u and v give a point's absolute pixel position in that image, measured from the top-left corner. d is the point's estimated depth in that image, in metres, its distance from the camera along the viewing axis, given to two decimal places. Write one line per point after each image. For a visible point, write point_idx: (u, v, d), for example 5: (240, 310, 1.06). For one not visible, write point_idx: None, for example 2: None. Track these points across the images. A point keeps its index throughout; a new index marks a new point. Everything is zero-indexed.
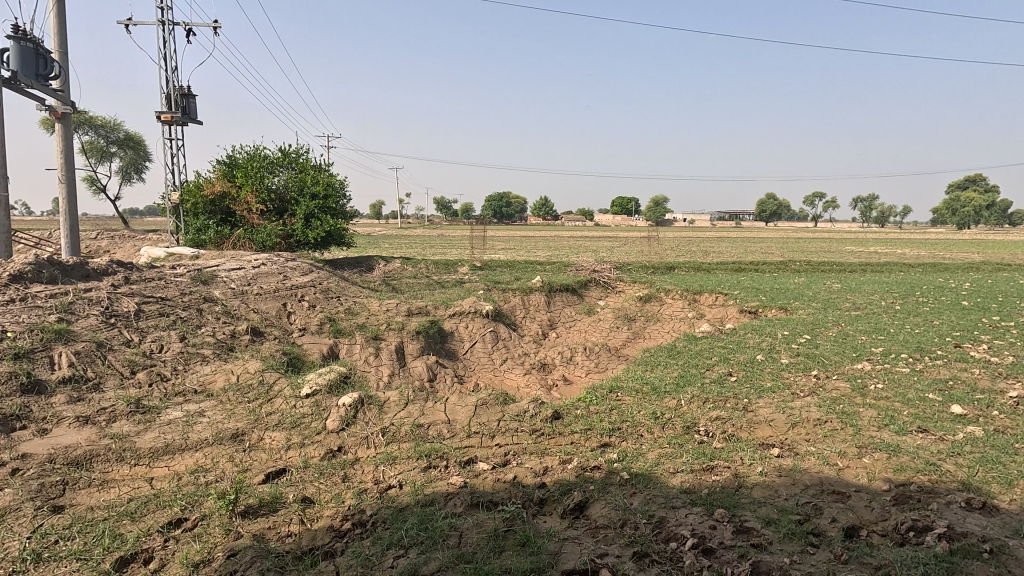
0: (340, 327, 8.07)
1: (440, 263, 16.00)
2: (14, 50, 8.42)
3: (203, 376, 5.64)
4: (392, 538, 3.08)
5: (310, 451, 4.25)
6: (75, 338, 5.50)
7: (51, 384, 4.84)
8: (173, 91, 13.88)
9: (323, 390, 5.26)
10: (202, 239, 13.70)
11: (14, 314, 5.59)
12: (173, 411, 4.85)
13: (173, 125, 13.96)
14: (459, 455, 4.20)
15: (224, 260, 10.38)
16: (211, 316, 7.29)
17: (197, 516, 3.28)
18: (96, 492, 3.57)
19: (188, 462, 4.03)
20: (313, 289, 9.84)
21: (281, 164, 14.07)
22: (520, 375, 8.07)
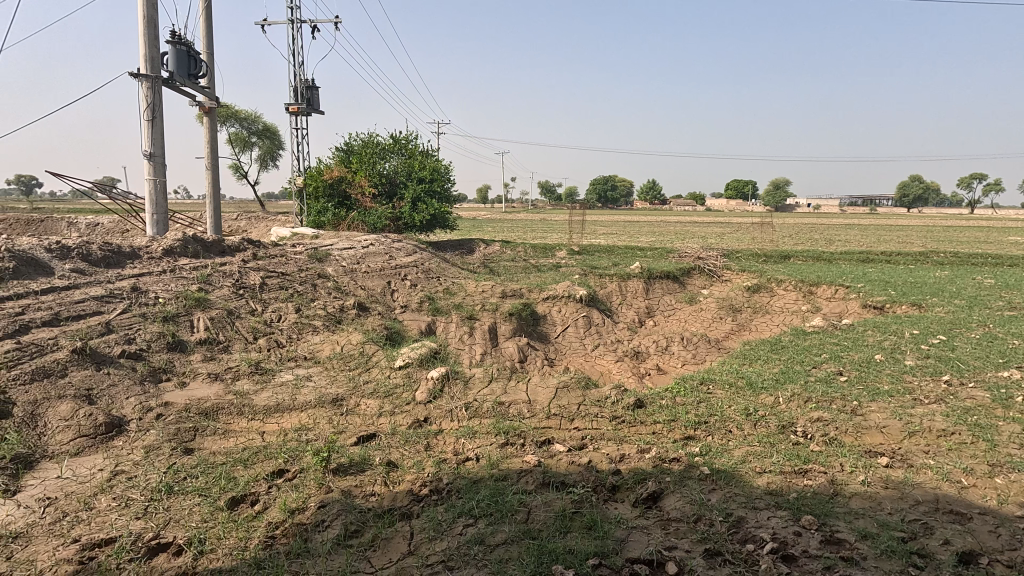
0: (438, 306, 8.45)
1: (540, 247, 16.08)
2: (172, 53, 9.67)
3: (313, 345, 6.20)
4: (463, 507, 3.21)
5: (399, 419, 4.54)
6: (211, 305, 6.28)
7: (191, 343, 5.59)
8: (300, 84, 15.14)
9: (415, 363, 5.57)
10: (322, 221, 14.85)
11: (165, 282, 6.48)
12: (286, 374, 5.40)
13: (300, 116, 15.30)
14: (537, 434, 4.25)
15: (339, 240, 11.25)
16: (324, 291, 7.97)
17: (296, 469, 3.65)
18: (219, 439, 4.10)
19: (294, 420, 4.49)
20: (416, 269, 10.36)
21: (392, 150, 14.95)
22: (612, 361, 7.97)
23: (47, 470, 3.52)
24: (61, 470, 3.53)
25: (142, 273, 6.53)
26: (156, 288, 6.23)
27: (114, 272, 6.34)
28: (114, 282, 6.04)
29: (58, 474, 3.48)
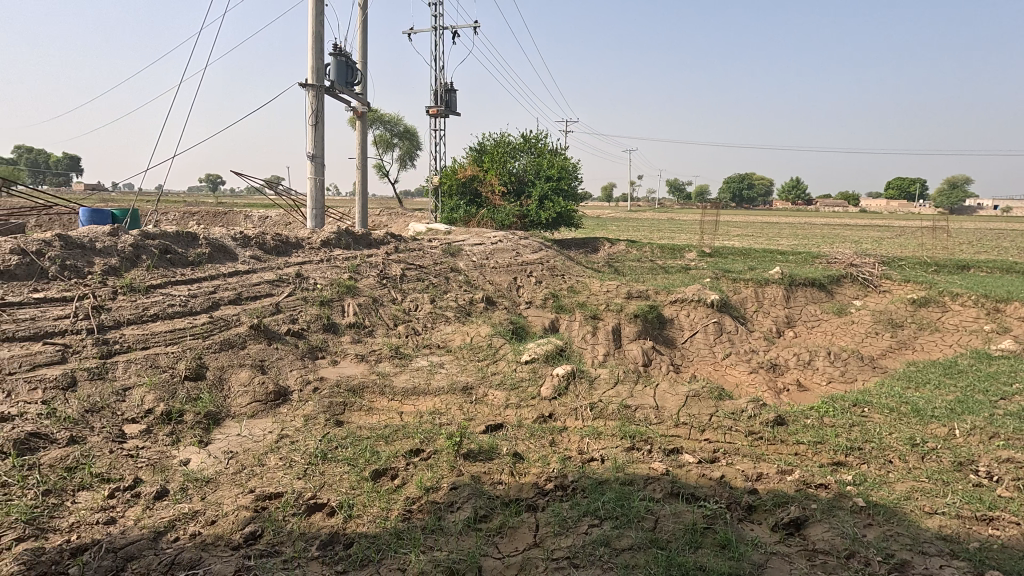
0: (562, 304, 8.50)
1: (668, 247, 15.48)
2: (334, 64, 10.75)
3: (446, 335, 6.57)
4: (589, 506, 3.20)
5: (525, 412, 4.65)
6: (359, 293, 6.91)
7: (342, 326, 6.20)
8: (440, 88, 16.07)
9: (541, 358, 5.65)
10: (455, 217, 15.64)
11: (322, 270, 7.25)
12: (421, 360, 5.78)
13: (439, 118, 16.24)
14: (664, 442, 4.12)
15: (470, 236, 11.76)
16: (456, 284, 8.40)
17: (431, 450, 3.89)
18: (364, 415, 4.51)
19: (429, 404, 4.79)
20: (541, 266, 10.51)
21: (522, 149, 15.30)
22: (745, 372, 7.47)
23: (230, 427, 4.11)
24: (241, 429, 4.09)
25: (304, 260, 7.34)
26: (315, 275, 6.98)
27: (283, 260, 7.17)
28: (283, 268, 6.86)
29: (238, 432, 4.04)
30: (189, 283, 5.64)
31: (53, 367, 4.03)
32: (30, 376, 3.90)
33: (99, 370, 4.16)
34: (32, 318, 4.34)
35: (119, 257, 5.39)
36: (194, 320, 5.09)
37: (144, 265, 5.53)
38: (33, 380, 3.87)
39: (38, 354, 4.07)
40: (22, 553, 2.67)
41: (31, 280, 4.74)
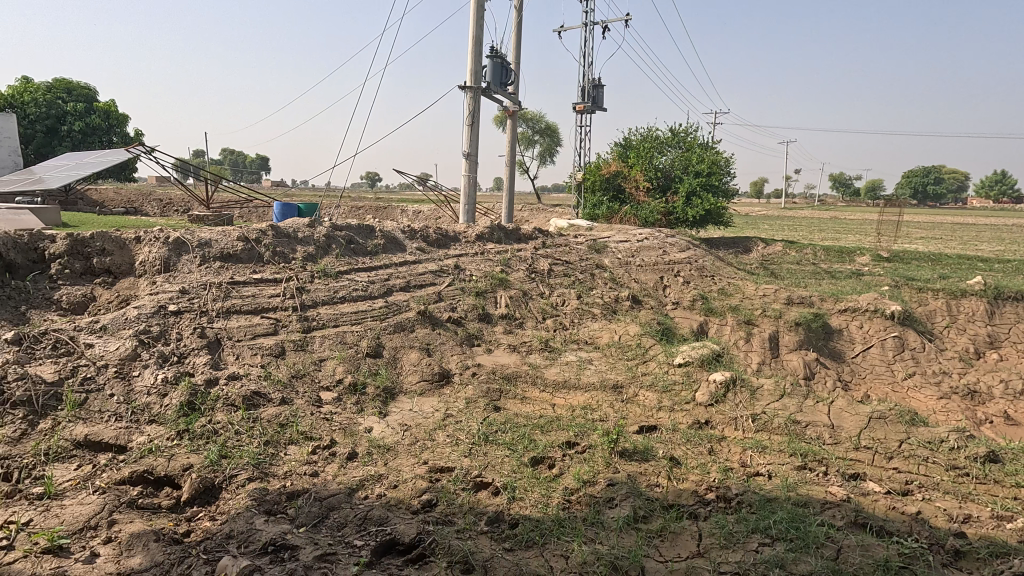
0: (713, 307, 8.07)
1: (833, 249, 13.92)
2: (490, 66, 11.23)
3: (593, 331, 6.59)
4: (758, 523, 3.03)
5: (679, 416, 4.51)
6: (511, 286, 7.20)
7: (495, 316, 6.51)
8: (588, 84, 16.04)
9: (696, 362, 5.42)
10: (597, 213, 15.55)
11: (477, 262, 7.66)
12: (570, 355, 5.87)
13: (585, 114, 16.22)
14: (842, 465, 3.74)
15: (614, 233, 11.61)
16: (601, 281, 8.39)
17: (586, 444, 3.94)
18: (519, 403, 4.71)
19: (580, 398, 4.86)
20: (689, 266, 10.06)
21: (670, 143, 14.73)
22: (932, 397, 6.50)
23: (403, 402, 4.54)
24: (412, 405, 4.50)
25: (462, 253, 7.81)
26: (471, 267, 7.40)
27: (443, 251, 7.68)
28: (443, 259, 7.37)
29: (410, 408, 4.46)
30: (368, 270, 6.31)
31: (268, 337, 4.77)
32: (252, 344, 4.65)
33: (301, 342, 4.83)
34: (253, 294, 5.16)
35: (315, 246, 6.17)
36: (372, 304, 5.69)
37: (333, 253, 6.27)
38: (254, 347, 4.61)
39: (257, 325, 4.84)
40: (253, 491, 3.20)
41: (251, 262, 5.61)
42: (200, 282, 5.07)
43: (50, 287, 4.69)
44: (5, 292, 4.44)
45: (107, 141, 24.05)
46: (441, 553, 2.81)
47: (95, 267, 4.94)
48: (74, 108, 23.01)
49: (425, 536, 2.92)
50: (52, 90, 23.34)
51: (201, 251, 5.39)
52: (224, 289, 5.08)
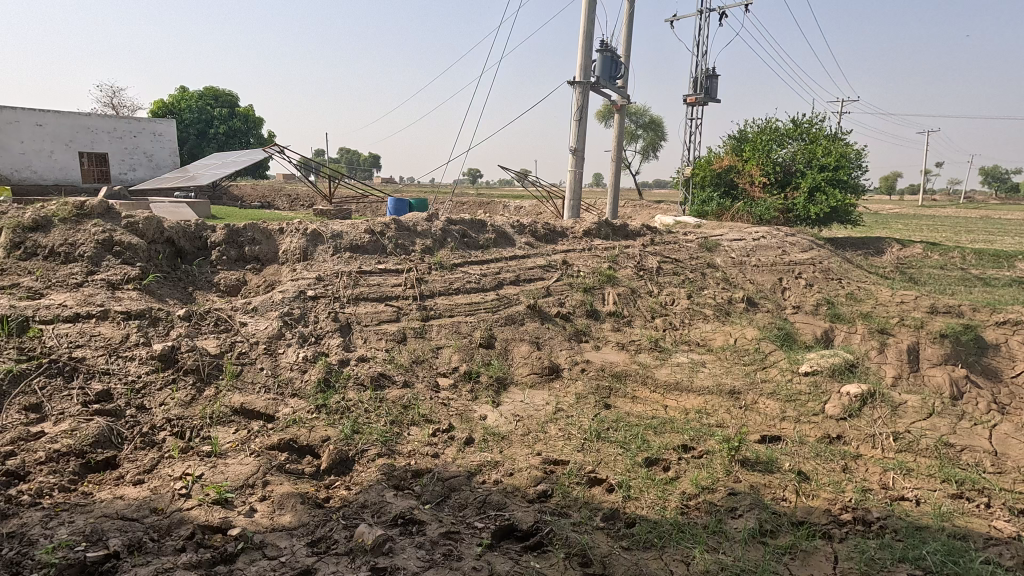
0: (840, 313, 7.43)
1: (987, 252, 12.24)
2: (600, 60, 11.07)
3: (706, 333, 6.32)
4: (906, 553, 2.75)
5: (806, 428, 4.21)
6: (619, 283, 7.10)
7: (603, 313, 6.45)
8: (701, 74, 15.32)
9: (825, 371, 5.01)
10: (705, 210, 14.81)
11: (585, 258, 7.62)
12: (682, 356, 5.67)
13: (697, 106, 15.52)
14: (1008, 499, 3.30)
15: (727, 230, 11.01)
16: (713, 281, 8.02)
17: (703, 449, 3.80)
18: (630, 402, 4.64)
19: (694, 402, 4.69)
20: (812, 267, 9.31)
21: (792, 135, 13.64)
22: None
23: (515, 393, 4.65)
24: (524, 397, 4.60)
25: (569, 248, 7.81)
26: (579, 263, 7.39)
27: (551, 246, 7.73)
28: (551, 255, 7.41)
29: (521, 399, 4.55)
30: (480, 263, 6.52)
31: (391, 324, 5.09)
32: (377, 329, 4.98)
33: (421, 330, 5.11)
34: (377, 283, 5.52)
35: (432, 239, 6.49)
36: (485, 296, 5.88)
37: (448, 246, 6.54)
38: (379, 333, 4.94)
39: (381, 312, 5.17)
40: (382, 466, 3.44)
41: (376, 253, 6.00)
42: (332, 270, 5.51)
43: (211, 271, 5.32)
44: (177, 274, 5.10)
45: (246, 142, 26.79)
46: (559, 543, 2.85)
47: (246, 254, 5.53)
48: (220, 113, 25.88)
49: (542, 525, 2.97)
50: (203, 96, 26.24)
51: (333, 242, 5.85)
52: (353, 277, 5.49)
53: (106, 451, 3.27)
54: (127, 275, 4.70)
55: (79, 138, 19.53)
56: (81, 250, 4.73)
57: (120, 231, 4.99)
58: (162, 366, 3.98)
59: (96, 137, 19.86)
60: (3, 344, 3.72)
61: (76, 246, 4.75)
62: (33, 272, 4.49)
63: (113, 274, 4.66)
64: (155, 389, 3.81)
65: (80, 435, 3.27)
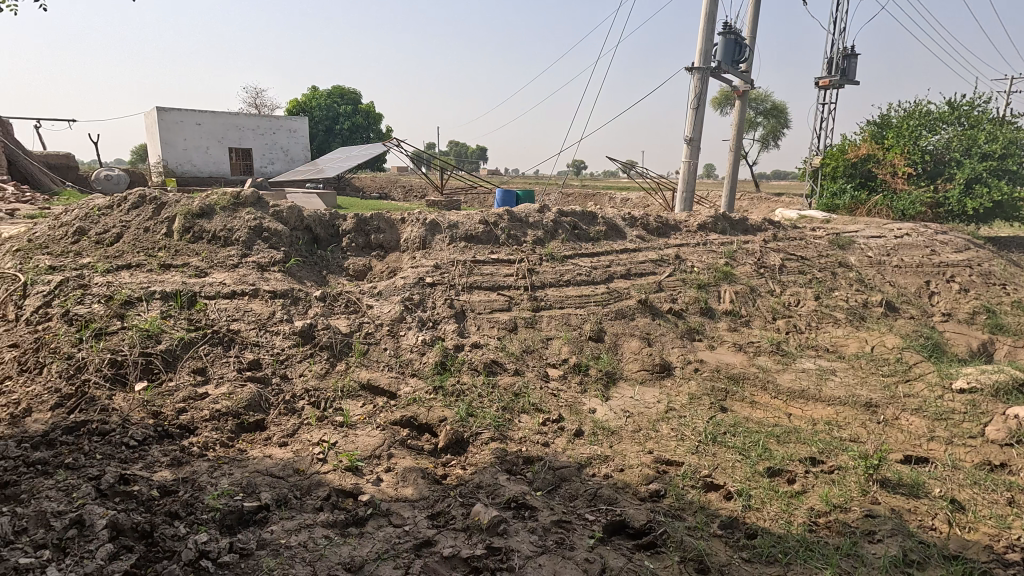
0: (1003, 324, 6.49)
1: None
2: (722, 44, 10.42)
3: (836, 338, 5.81)
4: None
5: (961, 452, 3.73)
6: (736, 280, 6.72)
7: (719, 312, 6.14)
8: (837, 54, 13.93)
9: (985, 390, 4.41)
10: (836, 203, 13.25)
11: (700, 254, 7.29)
12: (808, 362, 5.25)
13: (830, 89, 14.14)
14: None
15: (863, 226, 9.96)
16: (845, 282, 7.33)
17: (835, 463, 3.51)
18: (748, 407, 4.39)
19: (822, 412, 4.33)
20: (969, 270, 8.16)
21: (947, 120, 12.05)
22: None
23: (625, 389, 4.58)
24: (634, 393, 4.52)
25: (683, 242, 7.50)
26: (693, 258, 7.08)
27: (664, 240, 7.47)
28: (664, 249, 7.16)
29: (631, 395, 4.48)
30: (591, 255, 6.47)
31: (503, 313, 5.22)
32: (489, 317, 5.13)
33: (531, 320, 5.19)
34: (490, 273, 5.68)
35: (543, 230, 6.54)
36: (595, 289, 5.83)
37: (559, 237, 6.56)
38: (492, 321, 5.09)
39: (494, 301, 5.32)
40: (495, 449, 3.55)
41: (489, 243, 6.17)
42: (449, 259, 5.74)
43: (342, 256, 5.77)
44: (313, 258, 5.59)
45: (366, 136, 28.64)
46: (673, 545, 2.78)
47: (372, 241, 5.93)
48: (345, 110, 27.89)
49: (655, 525, 2.91)
50: (331, 94, 28.26)
51: (450, 232, 6.09)
52: (468, 266, 5.69)
53: (256, 413, 3.69)
54: (272, 258, 5.23)
55: (230, 136, 22.00)
56: (237, 234, 5.34)
57: (268, 219, 5.56)
58: (301, 341, 4.39)
59: (243, 135, 22.26)
60: (177, 315, 4.31)
61: (233, 231, 5.36)
62: (199, 253, 5.14)
63: (262, 257, 5.21)
64: (295, 362, 4.22)
65: (236, 398, 3.71)
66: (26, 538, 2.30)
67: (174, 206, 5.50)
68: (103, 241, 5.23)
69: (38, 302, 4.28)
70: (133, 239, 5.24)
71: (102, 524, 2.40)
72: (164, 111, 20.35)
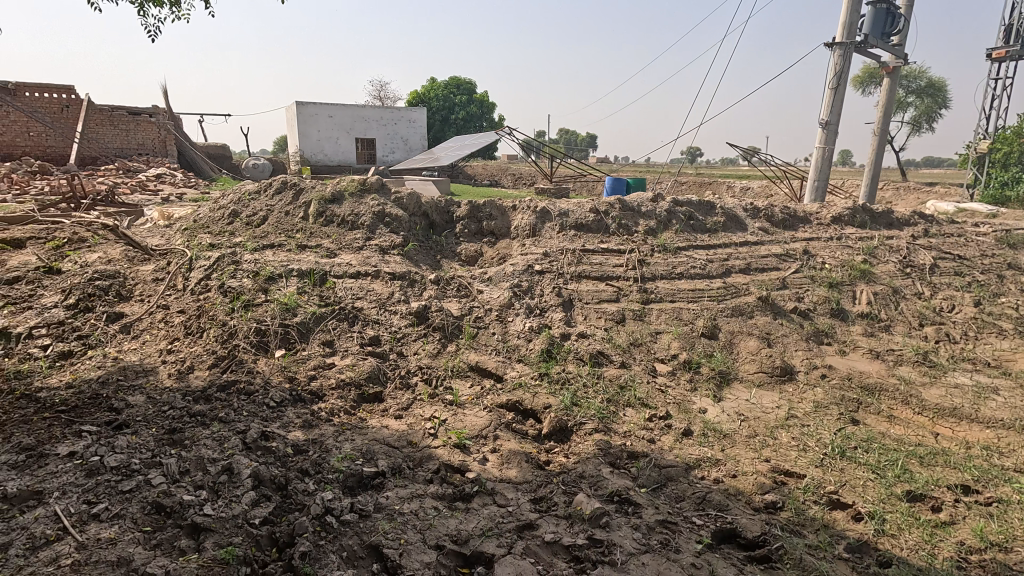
0: None
1: None
2: (870, 14, 9.29)
3: (1000, 352, 5.05)
4: None
5: None
6: (875, 280, 6.05)
7: (852, 314, 5.57)
8: (1018, 20, 11.89)
9: None
10: (1005, 195, 11.44)
11: (832, 249, 6.64)
12: (962, 376, 4.62)
13: (1007, 61, 12.14)
14: None
15: None
16: (1015, 287, 6.34)
17: (994, 496, 3.07)
18: (885, 422, 3.96)
19: (979, 435, 3.80)
20: None
21: None
22: None
23: (739, 391, 4.32)
24: (749, 396, 4.25)
25: (813, 236, 6.87)
26: (824, 254, 6.47)
27: (790, 233, 6.90)
28: (790, 243, 6.61)
29: (747, 398, 4.22)
30: (707, 248, 6.14)
31: (611, 304, 5.13)
32: (597, 308, 5.07)
33: (641, 313, 5.05)
34: (600, 262, 5.60)
35: (657, 220, 6.32)
36: (710, 284, 5.54)
37: (673, 228, 6.30)
38: (599, 311, 5.02)
39: (602, 291, 5.24)
40: (599, 441, 3.52)
41: (599, 232, 6.08)
42: (558, 247, 5.74)
43: (455, 241, 5.99)
44: (429, 243, 5.86)
45: (479, 125, 29.38)
46: (790, 563, 2.59)
47: (484, 228, 6.08)
48: (461, 100, 28.78)
49: (770, 539, 2.73)
50: (448, 84, 29.21)
51: (560, 220, 6.08)
52: (577, 255, 5.65)
53: (375, 386, 3.96)
54: (393, 241, 5.56)
55: (357, 127, 23.65)
56: (362, 219, 5.73)
57: (390, 205, 5.90)
58: (416, 321, 4.64)
59: (368, 126, 23.84)
60: (310, 291, 4.73)
61: (359, 216, 5.76)
62: (330, 236, 5.60)
63: (384, 241, 5.56)
64: (411, 340, 4.47)
65: (358, 370, 4.01)
66: (188, 478, 2.67)
67: (310, 192, 6.02)
68: (252, 223, 5.87)
69: (201, 274, 4.91)
70: (275, 222, 5.82)
71: (247, 473, 2.72)
72: (302, 105, 22.35)
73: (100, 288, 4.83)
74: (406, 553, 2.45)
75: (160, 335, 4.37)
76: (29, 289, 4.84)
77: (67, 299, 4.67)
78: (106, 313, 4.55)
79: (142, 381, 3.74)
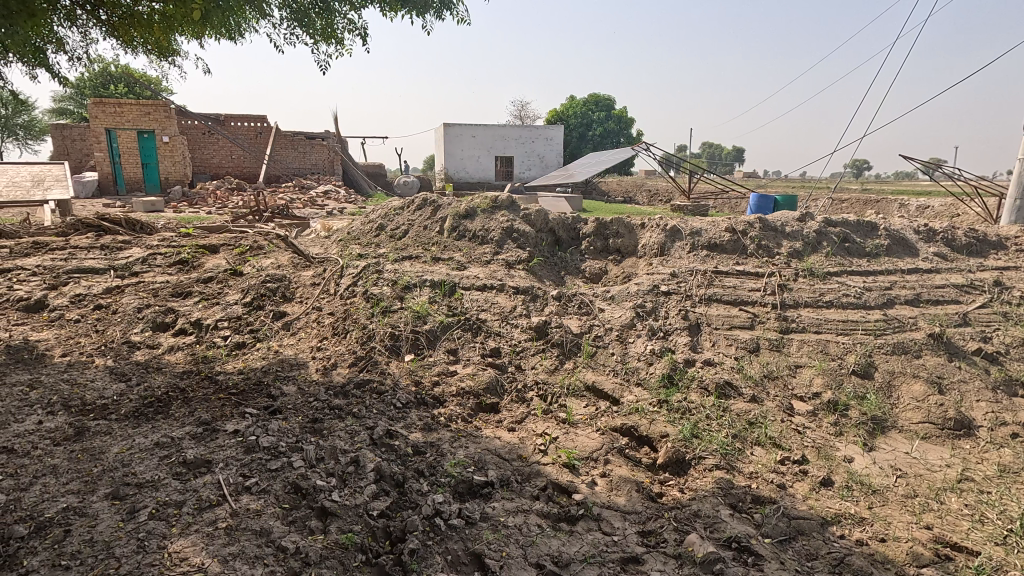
0: None
1: None
2: None
3: None
4: None
5: None
6: None
7: None
8: None
9: None
10: None
11: None
12: None
13: None
14: None
15: None
16: None
17: None
18: None
19: None
20: None
21: None
22: None
23: (898, 441, 3.74)
24: (911, 449, 3.66)
25: (1008, 265, 5.78)
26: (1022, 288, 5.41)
27: (976, 260, 5.87)
28: (975, 272, 5.62)
29: (907, 450, 3.63)
30: (864, 274, 5.45)
31: (744, 331, 4.76)
32: (728, 334, 4.73)
33: (778, 343, 4.61)
34: (734, 286, 5.23)
35: (804, 242, 5.76)
36: (867, 315, 4.89)
37: (823, 251, 5.69)
38: (730, 338, 4.68)
39: (734, 317, 4.89)
40: (719, 479, 3.26)
41: (735, 253, 5.69)
42: (688, 268, 5.46)
43: (580, 258, 5.96)
44: (554, 258, 5.91)
45: (617, 141, 29.23)
46: None
47: (610, 245, 5.99)
48: (598, 116, 28.97)
49: None
50: (587, 102, 29.45)
51: (692, 239, 5.79)
52: (708, 277, 5.34)
53: (492, 396, 4.08)
54: (519, 257, 5.72)
55: (497, 145, 24.77)
56: (492, 234, 5.97)
57: (519, 221, 6.08)
58: (536, 336, 4.70)
59: (508, 144, 24.83)
60: (440, 301, 5.02)
61: (489, 231, 6.02)
62: (462, 250, 5.91)
63: (510, 255, 5.74)
64: (529, 355, 4.53)
65: (478, 380, 4.17)
66: (323, 465, 2.97)
67: (447, 208, 6.43)
68: (395, 235, 6.41)
69: (349, 281, 5.47)
70: (415, 235, 6.29)
71: (371, 467, 2.96)
72: (449, 127, 23.99)
73: (270, 289, 5.60)
74: (506, 567, 2.48)
75: (313, 333, 4.94)
76: (219, 288, 5.76)
77: (246, 297, 5.48)
78: (273, 312, 5.25)
79: (295, 373, 4.25)
